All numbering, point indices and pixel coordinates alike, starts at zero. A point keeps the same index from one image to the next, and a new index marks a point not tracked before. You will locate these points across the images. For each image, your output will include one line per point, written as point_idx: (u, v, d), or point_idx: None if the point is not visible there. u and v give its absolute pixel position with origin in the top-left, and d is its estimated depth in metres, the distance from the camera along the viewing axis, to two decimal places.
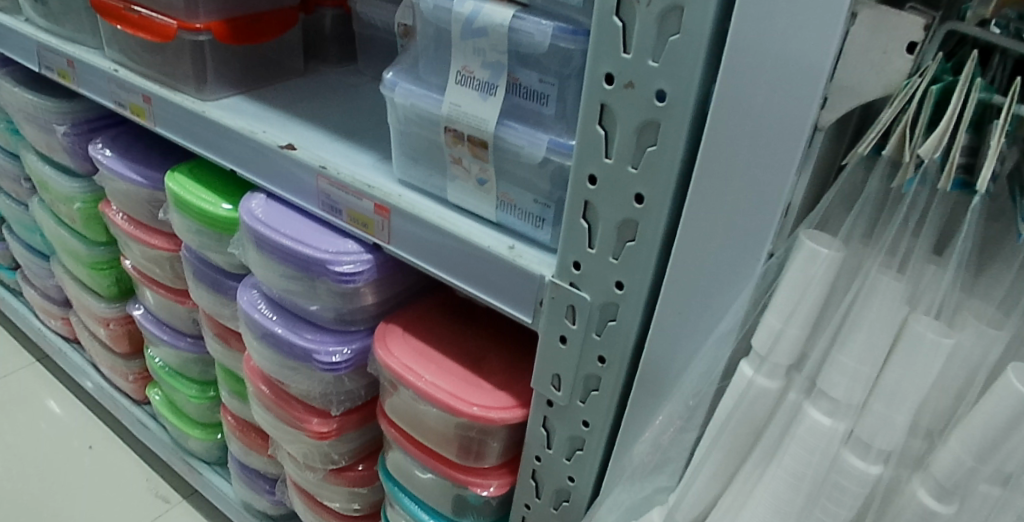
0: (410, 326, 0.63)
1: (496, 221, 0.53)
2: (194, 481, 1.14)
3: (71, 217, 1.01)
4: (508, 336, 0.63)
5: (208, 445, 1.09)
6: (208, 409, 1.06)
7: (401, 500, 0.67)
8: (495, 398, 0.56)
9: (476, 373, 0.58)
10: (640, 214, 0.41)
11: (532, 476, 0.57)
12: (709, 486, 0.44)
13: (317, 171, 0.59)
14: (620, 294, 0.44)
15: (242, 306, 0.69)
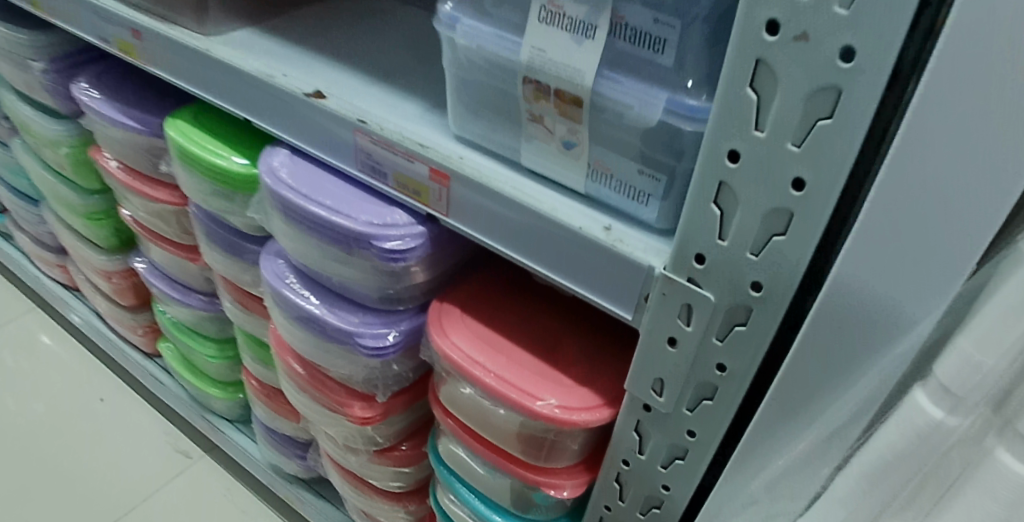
0: (472, 307, 0.56)
1: (585, 193, 0.44)
2: (215, 437, 1.11)
3: (59, 163, 0.91)
4: (582, 315, 0.56)
5: (231, 405, 1.05)
6: (228, 368, 1.01)
7: (457, 489, 0.65)
8: (576, 397, 0.49)
9: (550, 364, 0.52)
10: (798, 204, 0.32)
11: (616, 479, 0.52)
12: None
13: (356, 126, 0.50)
14: (757, 297, 0.36)
15: (268, 279, 0.64)
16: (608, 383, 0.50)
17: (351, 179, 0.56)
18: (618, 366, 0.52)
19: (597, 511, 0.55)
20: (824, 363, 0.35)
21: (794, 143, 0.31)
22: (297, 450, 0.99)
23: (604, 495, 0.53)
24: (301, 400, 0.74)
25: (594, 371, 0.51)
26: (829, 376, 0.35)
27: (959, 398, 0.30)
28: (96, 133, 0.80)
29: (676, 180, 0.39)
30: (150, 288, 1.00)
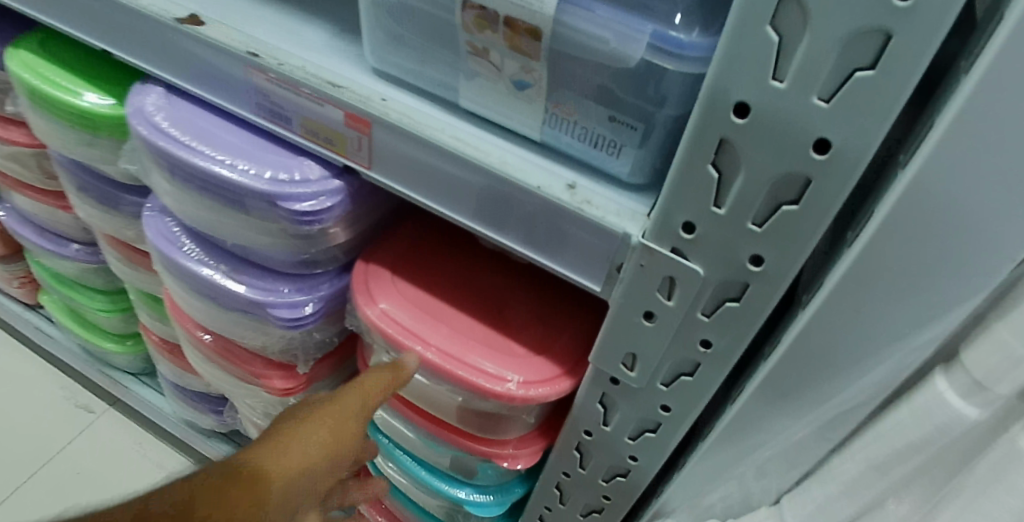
0: (404, 268, 0.49)
1: (540, 142, 0.37)
2: (118, 394, 1.01)
3: None
4: (531, 271, 0.50)
5: (133, 358, 0.95)
6: (122, 321, 0.89)
7: (399, 459, 0.60)
8: (533, 369, 0.44)
9: (500, 331, 0.46)
10: (819, 170, 0.26)
11: (576, 447, 0.48)
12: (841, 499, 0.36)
13: (248, 62, 0.40)
14: (756, 272, 0.31)
15: (156, 241, 0.54)
16: (567, 349, 0.45)
17: (249, 126, 0.46)
18: (575, 329, 0.46)
19: (554, 477, 0.53)
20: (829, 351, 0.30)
21: (819, 97, 0.25)
22: (212, 407, 0.90)
23: (564, 462, 0.50)
24: (210, 370, 0.65)
25: (550, 337, 0.46)
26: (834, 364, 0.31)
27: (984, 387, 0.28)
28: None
29: (655, 129, 0.32)
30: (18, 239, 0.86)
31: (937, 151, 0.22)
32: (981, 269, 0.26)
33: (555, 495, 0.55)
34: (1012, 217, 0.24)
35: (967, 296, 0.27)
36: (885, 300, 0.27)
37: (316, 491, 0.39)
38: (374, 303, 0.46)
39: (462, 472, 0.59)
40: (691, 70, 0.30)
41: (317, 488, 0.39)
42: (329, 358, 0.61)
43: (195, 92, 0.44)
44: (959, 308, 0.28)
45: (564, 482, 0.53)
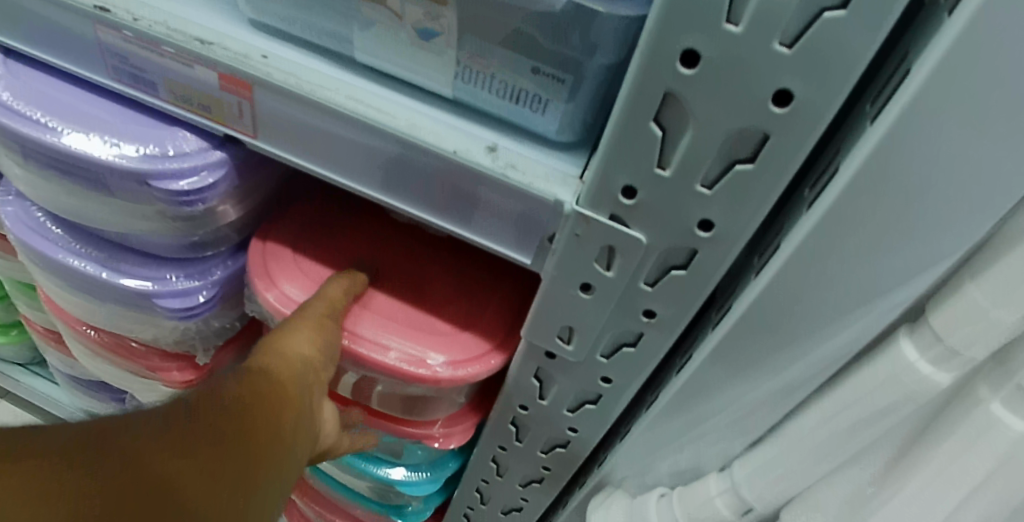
0: (305, 245, 0.43)
1: (453, 99, 0.32)
2: (9, 385, 0.96)
3: None
4: (450, 239, 0.46)
5: (20, 346, 0.89)
6: (1, 309, 0.83)
7: None
8: (460, 347, 0.40)
9: (419, 307, 0.42)
10: (776, 123, 0.23)
11: (512, 422, 0.46)
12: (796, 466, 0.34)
13: (94, 17, 0.33)
14: (705, 237, 0.28)
15: (13, 228, 0.46)
16: (497, 324, 0.42)
17: (106, 91, 0.39)
18: (504, 301, 0.43)
19: (490, 450, 0.51)
20: (783, 318, 0.28)
21: (782, 43, 0.22)
22: (116, 392, 0.81)
23: (500, 435, 0.48)
24: (99, 365, 0.58)
25: (477, 310, 0.42)
26: (788, 330, 0.29)
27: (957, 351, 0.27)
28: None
29: (584, 82, 0.28)
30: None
31: (923, 88, 0.20)
32: (949, 225, 0.24)
33: (491, 467, 0.53)
34: (985, 167, 0.22)
35: (935, 260, 0.25)
36: (851, 260, 0.25)
37: (309, 393, 0.34)
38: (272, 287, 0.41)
39: (395, 455, 0.55)
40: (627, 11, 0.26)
41: (309, 390, 0.34)
42: (233, 344, 0.54)
43: (37, 54, 0.37)
44: (926, 269, 0.26)
45: (500, 455, 0.51)
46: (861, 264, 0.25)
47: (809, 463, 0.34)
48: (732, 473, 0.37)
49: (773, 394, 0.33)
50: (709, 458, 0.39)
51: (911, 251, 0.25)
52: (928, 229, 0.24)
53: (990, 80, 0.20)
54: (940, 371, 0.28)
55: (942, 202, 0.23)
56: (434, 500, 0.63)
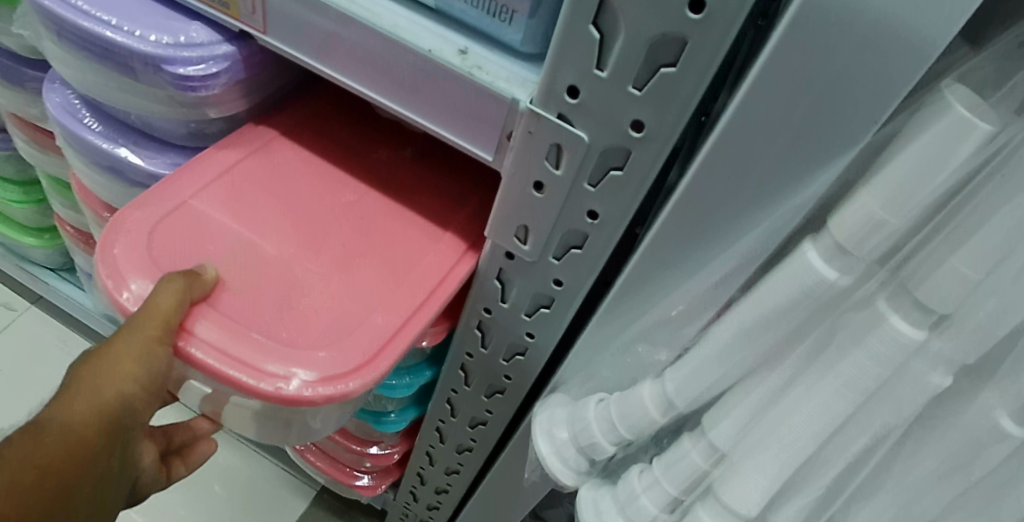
0: (163, 228, 0.39)
1: (435, 8, 0.36)
2: (40, 290, 1.03)
3: None
4: (335, 248, 0.43)
5: (53, 253, 0.96)
6: (40, 213, 0.90)
7: None
8: (319, 363, 0.37)
9: (281, 315, 0.38)
10: (694, 29, 0.26)
11: (478, 326, 0.52)
12: (715, 374, 0.37)
13: None
14: (637, 138, 0.31)
15: (52, 111, 0.51)
16: (367, 347, 0.38)
17: None
18: (387, 322, 0.40)
19: (459, 358, 0.57)
20: (703, 223, 0.32)
21: None
22: None
23: (468, 342, 0.54)
24: None
25: (349, 328, 0.39)
26: (710, 232, 0.32)
27: (849, 258, 0.29)
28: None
29: None
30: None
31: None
32: (847, 126, 0.26)
33: (460, 377, 0.60)
34: (868, 72, 0.24)
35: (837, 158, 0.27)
36: (757, 164, 0.28)
37: (117, 436, 0.37)
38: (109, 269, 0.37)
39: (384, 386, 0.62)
40: None
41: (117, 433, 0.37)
42: None
43: None
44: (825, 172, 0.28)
45: (468, 362, 0.57)
46: (763, 171, 0.29)
47: (725, 369, 0.36)
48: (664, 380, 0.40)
49: (696, 300, 0.37)
50: (645, 369, 0.43)
51: (810, 157, 0.28)
52: (825, 133, 0.27)
53: None
54: (838, 273, 0.29)
55: (836, 105, 0.26)
56: (410, 413, 0.72)
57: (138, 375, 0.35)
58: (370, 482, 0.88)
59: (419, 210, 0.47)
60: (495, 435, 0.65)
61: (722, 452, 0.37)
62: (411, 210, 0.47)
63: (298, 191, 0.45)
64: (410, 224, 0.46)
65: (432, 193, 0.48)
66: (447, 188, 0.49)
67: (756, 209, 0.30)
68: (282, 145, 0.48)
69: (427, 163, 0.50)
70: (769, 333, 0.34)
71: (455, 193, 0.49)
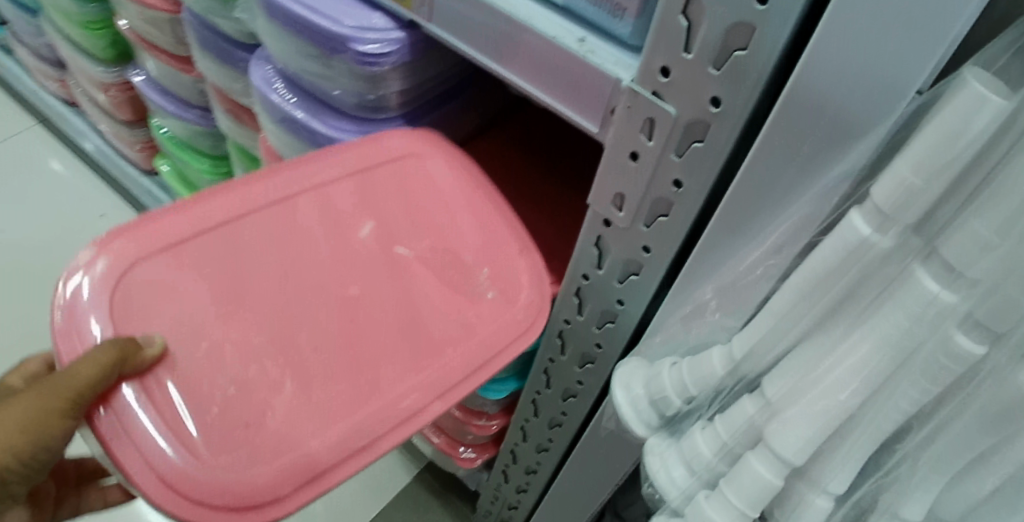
0: (155, 284, 0.47)
1: (564, 5, 0.44)
2: None
3: None
4: (303, 352, 0.48)
5: None
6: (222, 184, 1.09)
7: None
8: (188, 469, 0.41)
9: (217, 414, 0.44)
10: (761, 18, 0.33)
11: (577, 294, 0.59)
12: (775, 333, 0.39)
13: None
14: (715, 112, 0.38)
15: (256, 83, 0.65)
16: (273, 480, 0.43)
17: None
18: (308, 455, 0.44)
19: (558, 325, 0.64)
20: (767, 183, 0.37)
21: None
22: None
23: (566, 309, 0.61)
24: None
25: (273, 452, 0.44)
26: (774, 189, 0.38)
27: (891, 221, 0.32)
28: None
29: None
30: (146, 101, 1.06)
31: None
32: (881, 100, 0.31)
33: (557, 345, 0.67)
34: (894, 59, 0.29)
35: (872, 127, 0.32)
36: (814, 130, 0.34)
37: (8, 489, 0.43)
38: (92, 265, 0.46)
39: None
40: None
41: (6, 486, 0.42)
42: None
43: None
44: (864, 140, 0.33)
45: (565, 330, 0.64)
46: (821, 136, 0.34)
47: (783, 329, 0.39)
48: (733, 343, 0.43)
49: (755, 268, 0.41)
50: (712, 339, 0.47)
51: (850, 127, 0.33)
52: (862, 107, 0.32)
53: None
54: (880, 235, 0.32)
55: (870, 83, 0.31)
56: (511, 384, 0.80)
57: (25, 448, 0.41)
58: (468, 454, 0.97)
59: (405, 338, 0.51)
60: (584, 408, 0.70)
61: (770, 402, 0.39)
62: (389, 334, 0.51)
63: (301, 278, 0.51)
64: (378, 354, 0.50)
65: (423, 325, 0.52)
66: (446, 320, 0.53)
67: (811, 170, 0.36)
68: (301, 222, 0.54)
69: (439, 281, 0.55)
70: (819, 298, 0.36)
71: (448, 332, 0.53)
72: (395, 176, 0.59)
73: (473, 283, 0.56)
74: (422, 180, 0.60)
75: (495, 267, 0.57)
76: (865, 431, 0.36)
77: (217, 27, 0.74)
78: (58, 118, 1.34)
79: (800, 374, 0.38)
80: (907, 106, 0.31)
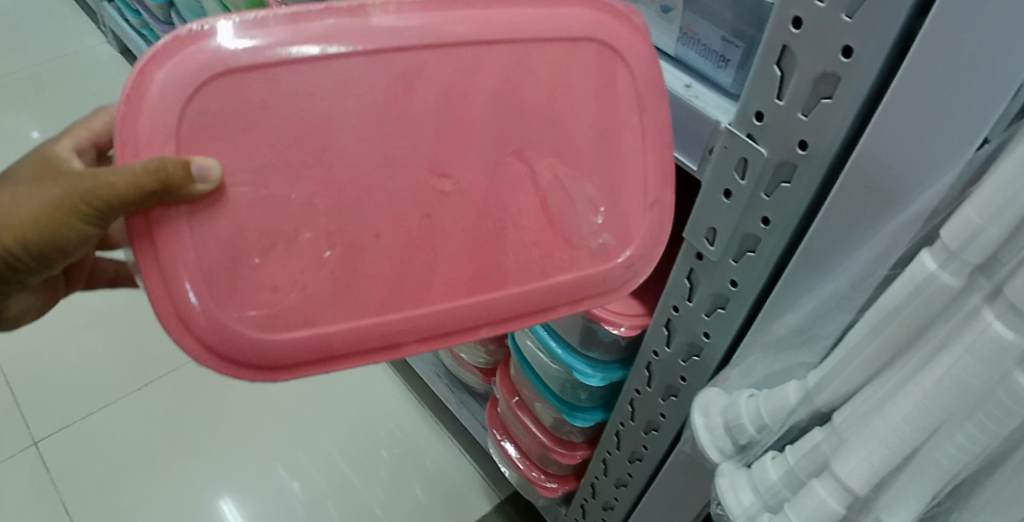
0: (252, 78, 0.38)
1: (676, 55, 0.50)
2: None
3: (237, 7, 1.10)
4: (369, 280, 0.43)
5: None
6: None
7: (540, 333, 0.78)
8: (253, 326, 0.40)
9: (266, 247, 0.40)
10: (846, 70, 0.37)
11: (666, 325, 0.62)
12: (856, 374, 0.40)
13: None
14: (802, 155, 0.41)
15: None
16: (293, 346, 0.41)
17: None
18: (324, 331, 0.42)
19: (646, 356, 0.67)
20: (846, 221, 0.41)
21: (847, 14, 0.36)
22: None
23: (655, 340, 0.64)
24: None
25: (303, 318, 0.41)
26: (855, 228, 0.41)
27: (960, 261, 0.33)
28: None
29: (754, 48, 0.44)
30: None
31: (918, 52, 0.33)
32: (949, 149, 0.35)
33: (644, 376, 0.70)
34: (962, 111, 0.33)
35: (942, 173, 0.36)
36: (888, 171, 0.38)
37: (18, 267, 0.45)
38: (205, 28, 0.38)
39: (581, 344, 0.74)
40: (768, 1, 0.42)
41: (17, 266, 0.45)
42: None
43: None
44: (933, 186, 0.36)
45: (653, 362, 0.67)
46: (891, 179, 0.38)
47: (857, 367, 0.40)
48: (809, 382, 0.45)
49: (837, 299, 0.45)
50: (796, 368, 0.51)
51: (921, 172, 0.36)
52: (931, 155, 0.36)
53: (953, 50, 0.32)
54: (945, 271, 0.34)
55: (940, 134, 0.35)
56: (598, 415, 0.83)
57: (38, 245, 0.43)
58: (552, 484, 0.99)
59: (471, 253, 0.45)
60: (665, 442, 0.72)
61: (837, 429, 0.40)
62: (472, 257, 0.45)
63: (414, 108, 0.42)
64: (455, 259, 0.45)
65: (494, 267, 0.46)
66: (527, 254, 0.46)
67: (886, 212, 0.39)
68: (447, 76, 0.43)
69: (541, 205, 0.46)
70: (889, 338, 0.38)
71: (519, 271, 0.46)
72: (566, 62, 0.45)
73: (580, 228, 0.48)
74: (609, 64, 0.46)
75: (619, 196, 0.48)
76: (925, 470, 0.35)
77: None
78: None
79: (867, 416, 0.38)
80: (973, 154, 0.34)
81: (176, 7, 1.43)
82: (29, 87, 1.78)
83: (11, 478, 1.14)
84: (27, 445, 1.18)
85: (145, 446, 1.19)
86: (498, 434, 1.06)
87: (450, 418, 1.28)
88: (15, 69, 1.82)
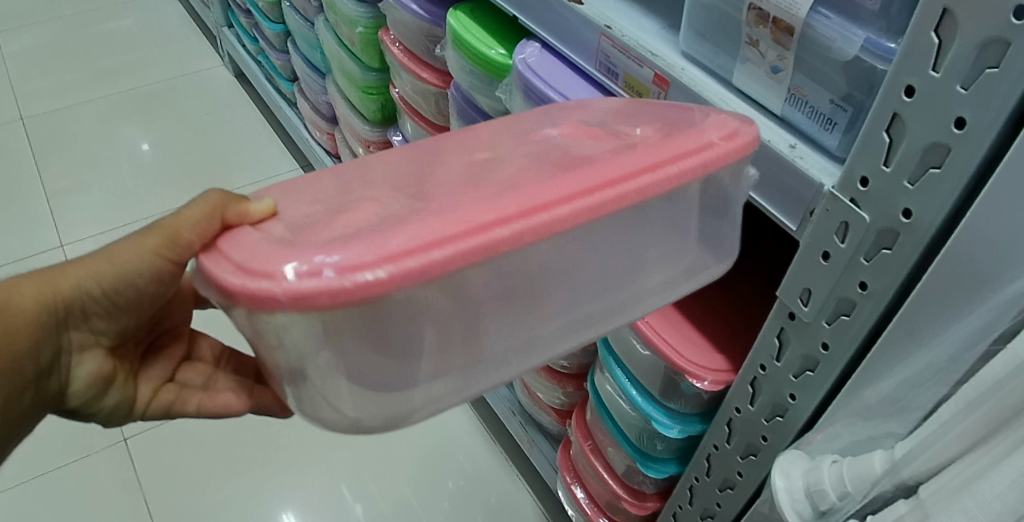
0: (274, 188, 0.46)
1: (782, 115, 0.51)
2: None
3: (352, 40, 1.18)
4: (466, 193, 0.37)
5: None
6: None
7: (616, 374, 0.79)
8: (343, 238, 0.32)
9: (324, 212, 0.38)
10: (957, 140, 0.37)
11: (751, 383, 0.61)
12: (950, 449, 0.39)
13: (602, 31, 0.61)
14: (906, 223, 0.41)
15: None
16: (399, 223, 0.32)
17: (587, 78, 0.70)
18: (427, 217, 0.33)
19: (728, 412, 0.66)
20: (948, 291, 0.41)
21: (962, 86, 0.36)
22: None
23: (738, 397, 0.64)
24: None
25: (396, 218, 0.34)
26: (957, 298, 0.41)
27: None
28: (388, 17, 1.02)
29: (863, 113, 0.45)
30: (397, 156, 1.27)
31: None
32: None
33: (724, 432, 0.68)
34: None
35: None
36: (997, 245, 0.37)
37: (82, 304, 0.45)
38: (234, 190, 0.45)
39: (660, 394, 0.74)
40: (879, 69, 0.43)
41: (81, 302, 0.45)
42: None
43: (557, 46, 0.68)
44: None
45: (734, 418, 0.66)
46: (998, 256, 0.38)
47: (951, 441, 0.39)
48: (895, 454, 0.45)
49: (932, 368, 0.44)
50: (884, 438, 0.50)
51: None
52: None
53: None
54: None
55: None
56: (673, 468, 0.82)
57: (118, 278, 0.44)
58: None
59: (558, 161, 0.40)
60: (739, 503, 0.70)
61: (923, 503, 0.40)
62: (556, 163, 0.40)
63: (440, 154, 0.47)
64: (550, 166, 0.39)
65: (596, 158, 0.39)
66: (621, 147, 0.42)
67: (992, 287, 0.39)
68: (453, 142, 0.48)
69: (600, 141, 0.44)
70: (981, 415, 0.37)
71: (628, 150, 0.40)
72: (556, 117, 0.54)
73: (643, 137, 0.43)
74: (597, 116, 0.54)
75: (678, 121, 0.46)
76: None
77: (477, 102, 0.89)
78: (322, 163, 1.64)
79: (954, 493, 0.37)
80: None
81: (295, 39, 1.55)
82: (164, 105, 1.97)
83: (107, 469, 1.25)
84: (119, 439, 1.28)
85: (227, 451, 1.27)
86: (568, 477, 1.06)
87: (520, 457, 1.28)
88: (155, 85, 2.04)
